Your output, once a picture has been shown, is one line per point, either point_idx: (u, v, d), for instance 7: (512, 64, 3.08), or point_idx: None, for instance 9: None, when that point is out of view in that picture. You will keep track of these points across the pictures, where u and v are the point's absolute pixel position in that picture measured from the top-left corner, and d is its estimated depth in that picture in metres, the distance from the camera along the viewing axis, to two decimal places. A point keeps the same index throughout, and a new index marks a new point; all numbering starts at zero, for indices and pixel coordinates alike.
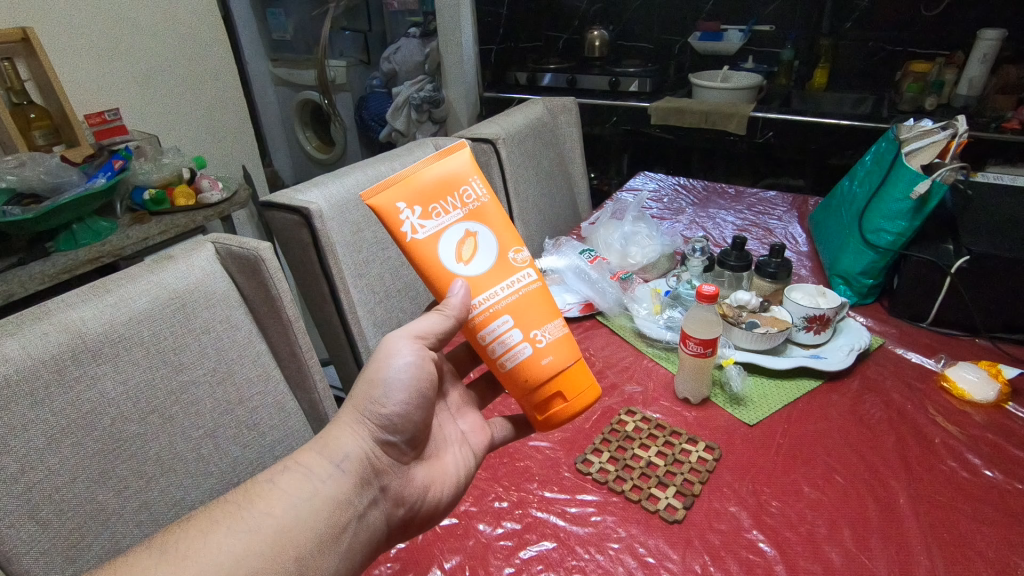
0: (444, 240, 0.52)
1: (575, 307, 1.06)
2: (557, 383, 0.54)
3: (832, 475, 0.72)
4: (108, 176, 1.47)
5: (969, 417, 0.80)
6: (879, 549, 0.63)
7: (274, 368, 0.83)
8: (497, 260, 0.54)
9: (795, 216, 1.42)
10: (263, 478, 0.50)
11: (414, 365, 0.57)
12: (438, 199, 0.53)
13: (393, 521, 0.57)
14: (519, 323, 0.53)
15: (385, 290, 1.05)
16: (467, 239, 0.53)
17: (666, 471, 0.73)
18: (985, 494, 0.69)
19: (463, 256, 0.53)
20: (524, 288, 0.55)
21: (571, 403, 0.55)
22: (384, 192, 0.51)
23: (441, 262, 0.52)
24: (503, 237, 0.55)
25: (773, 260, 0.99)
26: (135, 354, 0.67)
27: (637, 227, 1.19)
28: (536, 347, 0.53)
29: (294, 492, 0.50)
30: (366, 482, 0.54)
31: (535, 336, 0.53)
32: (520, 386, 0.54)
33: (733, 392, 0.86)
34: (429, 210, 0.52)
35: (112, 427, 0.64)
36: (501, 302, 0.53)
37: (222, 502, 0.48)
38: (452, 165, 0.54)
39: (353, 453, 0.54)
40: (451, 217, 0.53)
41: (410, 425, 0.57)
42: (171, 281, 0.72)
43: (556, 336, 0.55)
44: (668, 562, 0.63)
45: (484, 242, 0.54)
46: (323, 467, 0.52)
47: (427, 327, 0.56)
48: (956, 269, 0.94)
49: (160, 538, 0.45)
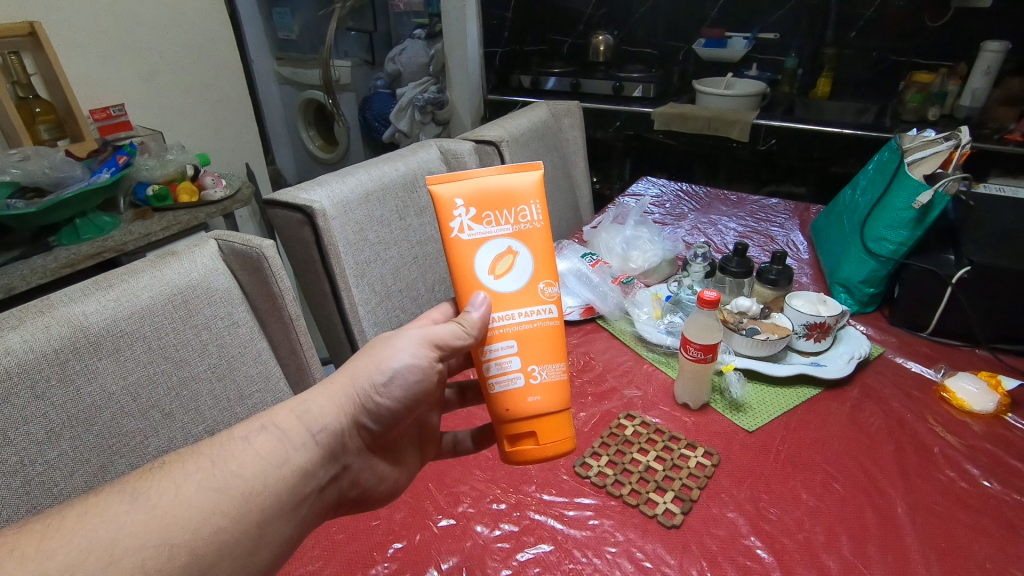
0: (484, 249, 0.53)
1: (576, 310, 1.06)
2: (534, 424, 0.52)
3: (830, 482, 0.72)
4: (112, 171, 1.47)
5: (968, 428, 0.80)
6: (877, 557, 0.63)
7: (275, 365, 0.83)
8: (526, 286, 0.53)
9: (797, 223, 1.42)
10: (239, 434, 0.49)
11: (410, 368, 0.55)
12: (494, 209, 0.53)
13: (344, 499, 0.57)
14: (522, 353, 0.52)
15: (385, 290, 1.05)
16: (506, 256, 0.53)
17: (665, 475, 0.73)
18: (984, 505, 0.69)
19: (495, 270, 0.53)
20: (543, 323, 0.53)
21: (542, 448, 0.53)
22: (451, 185, 0.53)
23: (473, 267, 0.53)
24: (541, 267, 0.54)
25: (775, 266, 0.99)
26: (137, 349, 0.67)
27: (638, 232, 1.19)
28: (528, 382, 0.52)
29: (266, 456, 0.49)
30: (333, 458, 0.53)
31: (532, 370, 0.52)
32: (498, 412, 0.53)
33: (732, 398, 0.86)
34: (483, 216, 0.53)
35: (111, 422, 0.64)
36: (515, 326, 0.53)
37: (195, 452, 0.47)
38: (519, 184, 0.54)
39: (331, 426, 0.53)
40: (499, 230, 0.53)
41: (394, 419, 0.56)
42: (174, 277, 0.72)
43: (553, 378, 0.53)
44: (666, 567, 0.63)
45: (521, 264, 0.53)
46: (299, 435, 0.51)
47: (438, 334, 0.54)
48: (957, 279, 0.94)
49: (131, 483, 0.43)
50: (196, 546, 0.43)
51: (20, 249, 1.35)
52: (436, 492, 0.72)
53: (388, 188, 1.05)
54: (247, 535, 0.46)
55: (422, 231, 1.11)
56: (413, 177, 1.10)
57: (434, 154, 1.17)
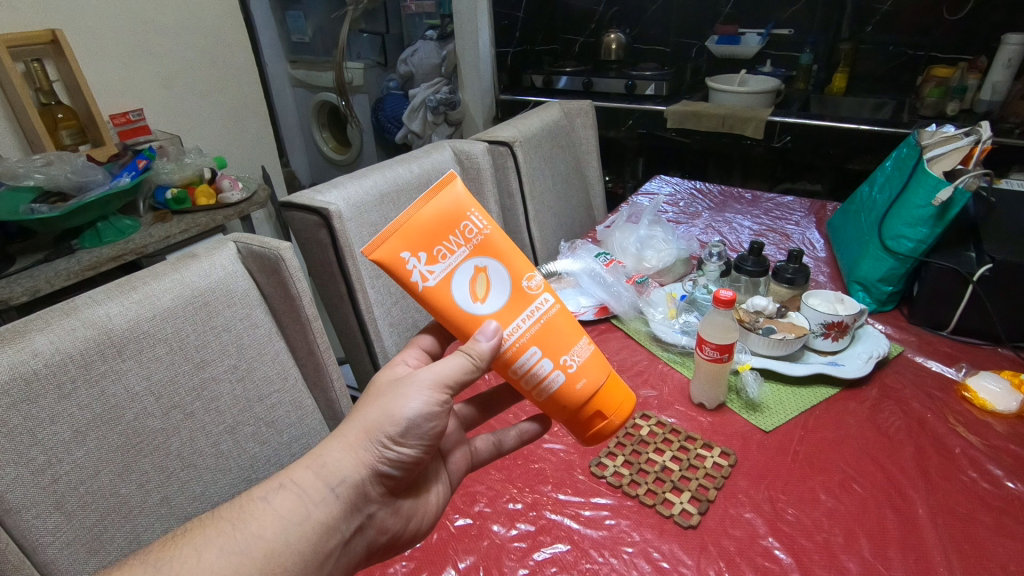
0: (455, 282, 0.50)
1: (590, 310, 1.06)
2: (596, 404, 0.54)
3: (849, 483, 0.72)
4: (132, 175, 1.49)
5: (990, 428, 0.79)
6: (897, 559, 0.63)
7: (292, 366, 0.84)
8: (512, 292, 0.52)
9: (812, 221, 1.41)
10: (259, 494, 0.50)
11: (426, 415, 0.53)
12: (441, 239, 0.50)
13: (373, 548, 0.56)
14: (548, 352, 0.52)
15: (400, 290, 1.05)
16: (478, 276, 0.51)
17: (681, 475, 0.73)
18: (1006, 506, 0.68)
19: (477, 294, 0.51)
20: (546, 314, 0.53)
21: (608, 419, 0.56)
22: (386, 243, 0.48)
23: (458, 305, 0.51)
24: (514, 268, 0.52)
25: (791, 265, 0.99)
26: (158, 350, 0.68)
27: (652, 232, 1.18)
28: (568, 373, 0.53)
29: (287, 514, 0.49)
30: (354, 509, 0.53)
31: (566, 361, 0.52)
32: (558, 410, 0.54)
33: (749, 398, 0.85)
34: (436, 253, 0.49)
35: (134, 420, 0.65)
36: (527, 333, 0.52)
37: (216, 517, 0.48)
38: (447, 204, 0.50)
39: (350, 478, 0.52)
40: (457, 256, 0.50)
41: (415, 464, 0.55)
42: (193, 279, 0.73)
43: (585, 357, 0.54)
44: (682, 567, 0.63)
45: (495, 276, 0.52)
46: (318, 490, 0.51)
47: (449, 374, 0.53)
48: (978, 277, 0.92)
49: (155, 553, 0.45)
50: None
51: (44, 253, 1.38)
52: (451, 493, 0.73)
53: (401, 190, 1.06)
54: None
55: None
56: (426, 178, 1.11)
57: (448, 156, 1.18)
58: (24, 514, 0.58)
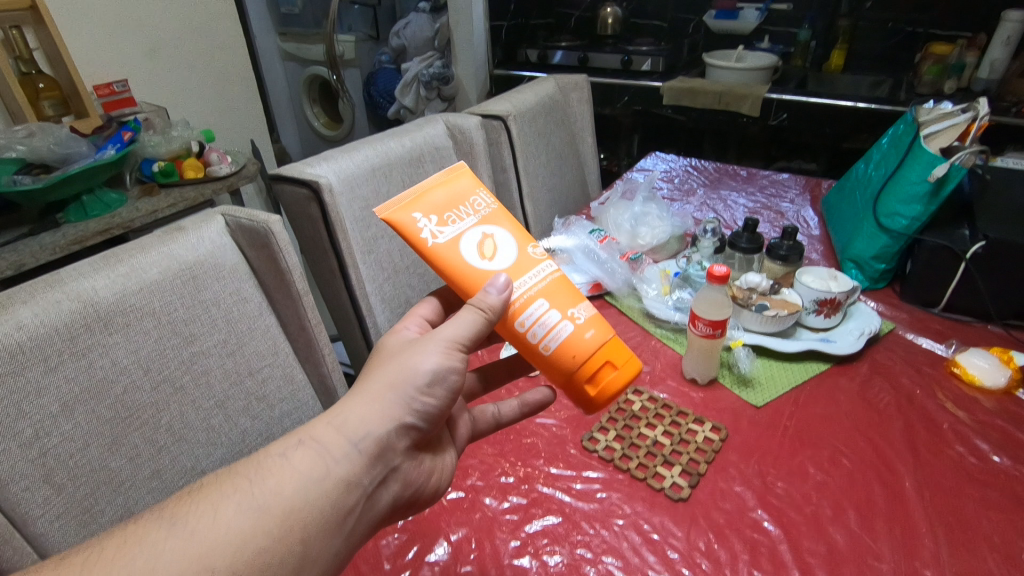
0: (463, 242, 0.52)
1: (584, 288, 1.06)
2: (604, 355, 0.52)
3: (838, 458, 0.72)
4: (117, 147, 1.46)
5: (979, 403, 0.80)
6: (884, 531, 0.63)
7: (284, 342, 0.83)
8: (518, 254, 0.53)
9: (807, 199, 1.40)
10: (276, 451, 0.49)
11: (446, 369, 0.53)
12: (451, 209, 0.53)
13: (396, 505, 0.56)
14: (555, 304, 0.52)
15: (393, 266, 1.04)
16: (485, 240, 0.53)
17: (672, 450, 0.74)
18: (991, 479, 0.69)
19: (485, 254, 0.52)
20: (551, 274, 0.54)
21: (617, 373, 0.52)
22: (400, 207, 0.51)
23: (466, 263, 0.52)
24: (520, 234, 0.54)
25: (785, 242, 0.97)
26: (146, 324, 0.67)
27: (647, 208, 1.18)
28: (575, 324, 0.51)
29: (307, 470, 0.48)
30: (378, 462, 0.52)
31: (572, 313, 0.52)
32: (566, 365, 0.51)
33: (740, 373, 0.86)
34: (445, 218, 0.52)
35: (121, 396, 0.65)
36: (532, 288, 0.52)
37: (232, 475, 0.47)
38: (458, 185, 0.54)
39: (374, 432, 0.51)
40: (466, 223, 0.53)
41: (436, 417, 0.54)
42: (181, 252, 0.72)
43: (591, 313, 0.53)
44: (673, 539, 0.63)
45: (502, 242, 0.53)
46: (340, 446, 0.50)
47: (463, 332, 0.52)
48: (971, 254, 0.92)
49: (168, 510, 0.44)
50: (238, 568, 0.43)
51: (29, 226, 1.35)
52: None
53: (394, 164, 1.04)
54: (290, 554, 0.45)
55: None
56: (419, 152, 1.09)
57: (441, 130, 1.15)
58: (15, 488, 0.57)
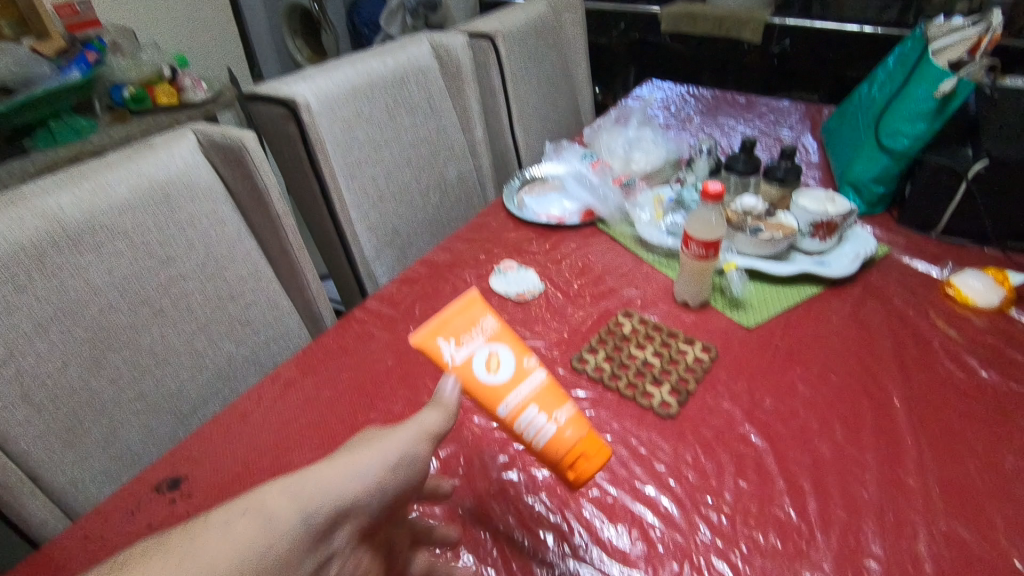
0: (474, 366, 0.51)
1: (575, 215, 1.03)
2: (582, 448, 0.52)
3: (827, 375, 0.72)
4: (81, 70, 1.41)
5: (970, 322, 0.79)
6: (869, 442, 0.64)
7: (267, 266, 0.81)
8: (521, 370, 0.52)
9: (807, 125, 1.36)
10: (213, 519, 0.40)
11: (413, 456, 0.47)
12: (465, 329, 0.52)
13: None
14: (542, 406, 0.51)
15: (379, 193, 1.00)
16: (496, 358, 0.52)
17: (662, 370, 0.73)
18: (978, 393, 0.69)
19: (493, 370, 0.51)
20: (545, 378, 0.53)
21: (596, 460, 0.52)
22: (421, 332, 0.51)
23: (476, 382, 0.51)
24: (523, 347, 0.53)
25: (783, 164, 0.94)
26: (119, 244, 0.65)
27: (641, 133, 1.14)
28: (557, 423, 0.51)
29: (245, 546, 0.39)
30: (326, 545, 0.43)
31: (553, 412, 0.51)
32: (544, 461, 0.52)
33: (732, 296, 0.85)
34: (461, 339, 0.51)
35: (98, 317, 0.63)
36: (524, 394, 0.51)
37: (153, 549, 0.37)
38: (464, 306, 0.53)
39: (332, 508, 0.43)
40: (477, 343, 0.52)
41: (393, 506, 0.47)
42: (152, 170, 0.69)
43: (573, 413, 0.53)
44: (660, 453, 0.64)
45: (509, 358, 0.52)
46: (289, 521, 0.41)
47: (431, 422, 0.49)
48: (973, 174, 0.88)
49: None
50: None
51: None
52: (434, 387, 0.73)
53: (376, 84, 0.99)
54: None
55: (412, 133, 1.06)
56: (402, 72, 1.03)
57: (426, 49, 1.09)
58: None
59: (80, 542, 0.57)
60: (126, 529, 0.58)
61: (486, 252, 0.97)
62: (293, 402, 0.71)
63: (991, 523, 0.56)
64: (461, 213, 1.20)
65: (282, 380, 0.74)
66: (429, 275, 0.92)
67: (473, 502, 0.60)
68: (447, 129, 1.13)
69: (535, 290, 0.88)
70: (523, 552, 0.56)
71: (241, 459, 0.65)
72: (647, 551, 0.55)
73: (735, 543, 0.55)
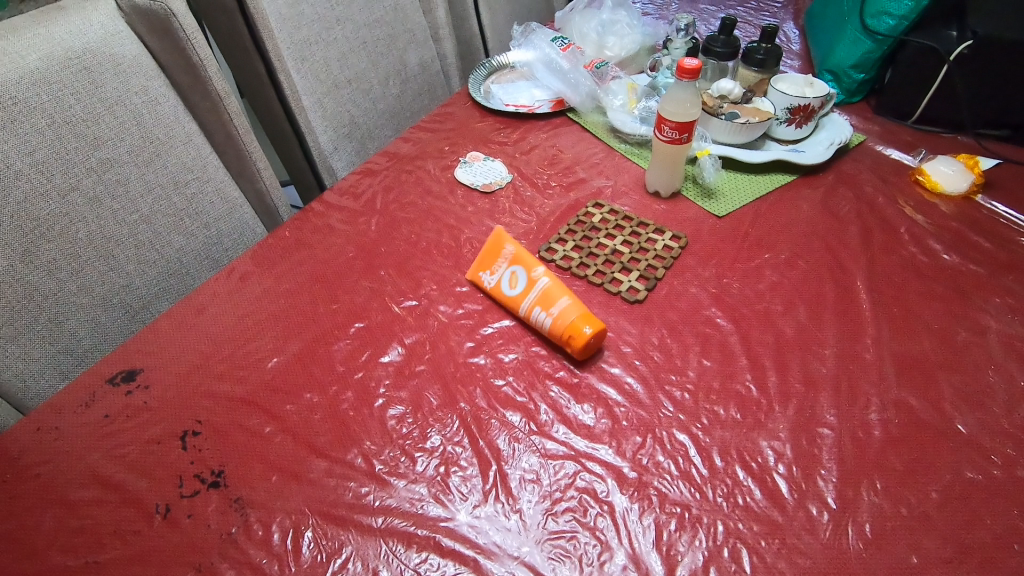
0: (503, 281, 0.66)
1: (546, 103, 0.98)
2: (570, 331, 0.59)
3: (794, 260, 0.72)
4: None
5: (937, 208, 0.79)
6: (831, 322, 0.65)
7: (211, 154, 0.77)
8: (526, 284, 0.64)
9: (790, 11, 1.29)
10: None
11: None
12: (490, 264, 0.68)
13: None
14: (541, 305, 0.62)
15: (332, 79, 0.93)
16: (512, 278, 0.66)
17: (631, 258, 0.72)
18: (939, 275, 0.70)
19: (513, 285, 0.65)
20: (539, 285, 0.63)
21: (582, 337, 0.59)
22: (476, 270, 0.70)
23: (505, 292, 0.66)
24: (526, 265, 0.65)
25: (763, 46, 0.89)
26: (37, 122, 0.60)
27: (616, 15, 1.05)
28: (550, 315, 0.61)
29: None
30: None
31: (546, 312, 0.61)
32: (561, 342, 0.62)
33: (705, 185, 0.82)
34: (494, 267, 0.68)
35: (26, 201, 0.60)
36: (529, 304, 0.63)
37: None
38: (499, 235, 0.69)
39: None
40: (501, 270, 0.67)
41: None
42: (64, 37, 0.62)
43: (560, 309, 0.61)
44: (627, 336, 0.64)
45: (517, 277, 0.65)
46: None
47: None
48: (955, 56, 0.85)
49: None
50: None
51: None
52: (398, 278, 0.71)
53: None
54: None
55: (367, 11, 0.97)
56: None
57: None
58: None
59: (33, 434, 0.55)
60: (81, 420, 0.57)
61: (450, 143, 0.92)
62: (250, 294, 0.68)
63: (939, 392, 0.58)
64: (423, 105, 1.13)
65: (238, 274, 0.70)
66: (390, 167, 0.87)
67: (439, 386, 0.59)
68: (407, 10, 1.04)
69: (502, 180, 0.84)
70: (489, 429, 0.56)
71: (198, 351, 0.63)
72: (612, 426, 0.56)
73: (697, 417, 0.57)
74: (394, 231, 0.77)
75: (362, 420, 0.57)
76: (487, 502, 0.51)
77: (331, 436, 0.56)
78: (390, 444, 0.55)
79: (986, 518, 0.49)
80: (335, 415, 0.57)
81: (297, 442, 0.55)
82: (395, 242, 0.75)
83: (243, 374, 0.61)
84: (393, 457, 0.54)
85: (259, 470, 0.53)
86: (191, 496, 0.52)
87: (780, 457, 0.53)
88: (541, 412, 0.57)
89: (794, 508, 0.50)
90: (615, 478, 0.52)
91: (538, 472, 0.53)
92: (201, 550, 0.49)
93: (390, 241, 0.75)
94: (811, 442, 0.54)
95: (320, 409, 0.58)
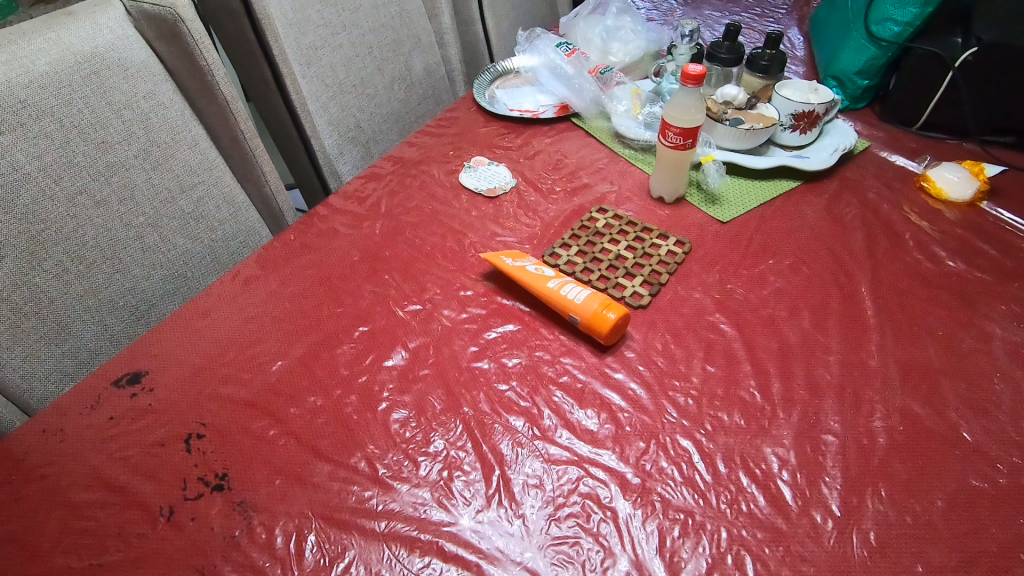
0: (530, 267, 0.68)
1: (550, 109, 0.98)
2: (607, 304, 0.61)
3: (798, 266, 0.72)
4: None
5: (942, 214, 0.79)
6: (835, 328, 0.65)
7: (217, 157, 0.77)
8: (560, 274, 0.67)
9: (794, 17, 1.29)
10: None
11: None
12: (517, 255, 0.70)
13: None
14: (576, 285, 0.65)
15: (338, 84, 0.93)
16: (542, 267, 0.68)
17: (635, 263, 0.72)
18: (943, 282, 0.70)
19: (544, 270, 0.68)
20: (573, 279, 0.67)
21: (619, 311, 0.61)
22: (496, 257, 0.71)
23: (532, 274, 0.67)
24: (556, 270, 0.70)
25: (767, 52, 0.89)
26: (46, 125, 0.60)
27: (620, 21, 1.06)
28: (587, 292, 0.64)
29: None
30: None
31: (583, 289, 0.64)
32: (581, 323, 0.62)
33: (709, 190, 0.82)
34: (521, 257, 0.70)
35: (34, 204, 0.60)
36: (563, 282, 0.65)
37: None
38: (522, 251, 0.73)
39: None
40: (530, 260, 0.69)
41: None
42: (74, 42, 0.63)
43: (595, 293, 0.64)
44: (631, 341, 0.64)
45: (549, 269, 0.68)
46: None
47: None
48: (960, 63, 0.85)
49: None
50: None
51: None
52: (402, 282, 0.71)
53: None
54: None
55: (373, 17, 0.97)
56: None
57: None
58: None
59: (39, 435, 0.56)
60: (87, 422, 0.57)
61: (455, 147, 0.92)
62: (254, 296, 0.69)
63: (944, 400, 0.58)
64: (428, 110, 1.14)
65: (242, 277, 0.71)
66: (395, 171, 0.88)
67: (443, 390, 0.59)
68: (412, 15, 1.05)
69: (506, 185, 0.84)
70: (492, 434, 0.56)
71: (202, 353, 0.63)
72: (615, 432, 0.56)
73: (701, 423, 0.56)
74: (398, 235, 0.77)
75: (365, 424, 0.57)
76: (490, 507, 0.51)
77: (334, 440, 0.56)
78: (393, 448, 0.55)
79: (992, 527, 0.49)
80: (338, 419, 0.57)
81: (301, 446, 0.55)
82: (399, 247, 0.76)
83: (247, 377, 0.61)
84: (396, 461, 0.54)
85: (263, 473, 0.53)
86: (195, 499, 0.52)
87: (784, 464, 0.53)
88: (544, 416, 0.57)
89: (798, 516, 0.50)
90: (618, 483, 0.52)
91: (541, 477, 0.53)
92: (204, 553, 0.49)
93: (394, 245, 0.76)
94: (815, 449, 0.54)
95: (324, 412, 0.58)
